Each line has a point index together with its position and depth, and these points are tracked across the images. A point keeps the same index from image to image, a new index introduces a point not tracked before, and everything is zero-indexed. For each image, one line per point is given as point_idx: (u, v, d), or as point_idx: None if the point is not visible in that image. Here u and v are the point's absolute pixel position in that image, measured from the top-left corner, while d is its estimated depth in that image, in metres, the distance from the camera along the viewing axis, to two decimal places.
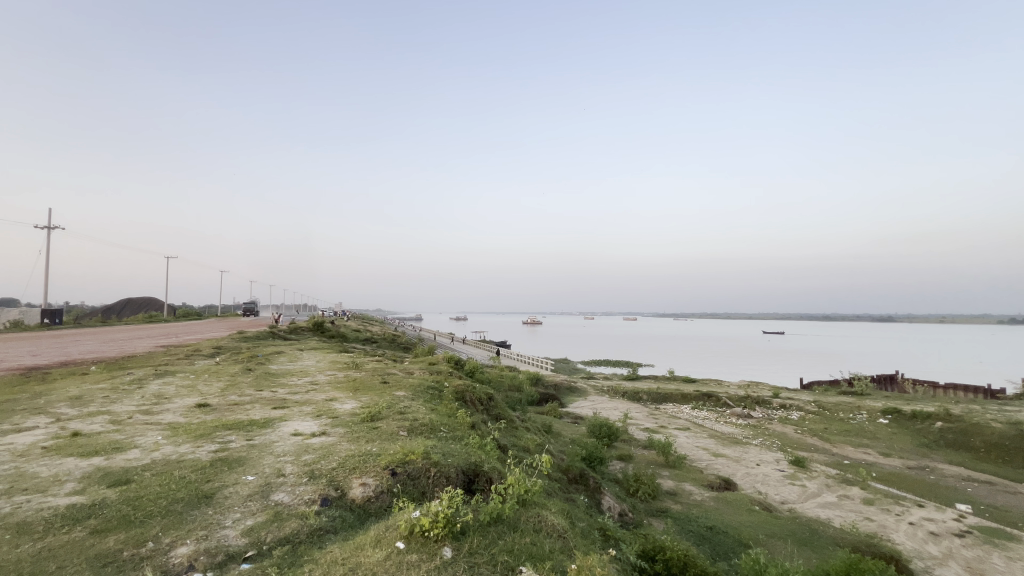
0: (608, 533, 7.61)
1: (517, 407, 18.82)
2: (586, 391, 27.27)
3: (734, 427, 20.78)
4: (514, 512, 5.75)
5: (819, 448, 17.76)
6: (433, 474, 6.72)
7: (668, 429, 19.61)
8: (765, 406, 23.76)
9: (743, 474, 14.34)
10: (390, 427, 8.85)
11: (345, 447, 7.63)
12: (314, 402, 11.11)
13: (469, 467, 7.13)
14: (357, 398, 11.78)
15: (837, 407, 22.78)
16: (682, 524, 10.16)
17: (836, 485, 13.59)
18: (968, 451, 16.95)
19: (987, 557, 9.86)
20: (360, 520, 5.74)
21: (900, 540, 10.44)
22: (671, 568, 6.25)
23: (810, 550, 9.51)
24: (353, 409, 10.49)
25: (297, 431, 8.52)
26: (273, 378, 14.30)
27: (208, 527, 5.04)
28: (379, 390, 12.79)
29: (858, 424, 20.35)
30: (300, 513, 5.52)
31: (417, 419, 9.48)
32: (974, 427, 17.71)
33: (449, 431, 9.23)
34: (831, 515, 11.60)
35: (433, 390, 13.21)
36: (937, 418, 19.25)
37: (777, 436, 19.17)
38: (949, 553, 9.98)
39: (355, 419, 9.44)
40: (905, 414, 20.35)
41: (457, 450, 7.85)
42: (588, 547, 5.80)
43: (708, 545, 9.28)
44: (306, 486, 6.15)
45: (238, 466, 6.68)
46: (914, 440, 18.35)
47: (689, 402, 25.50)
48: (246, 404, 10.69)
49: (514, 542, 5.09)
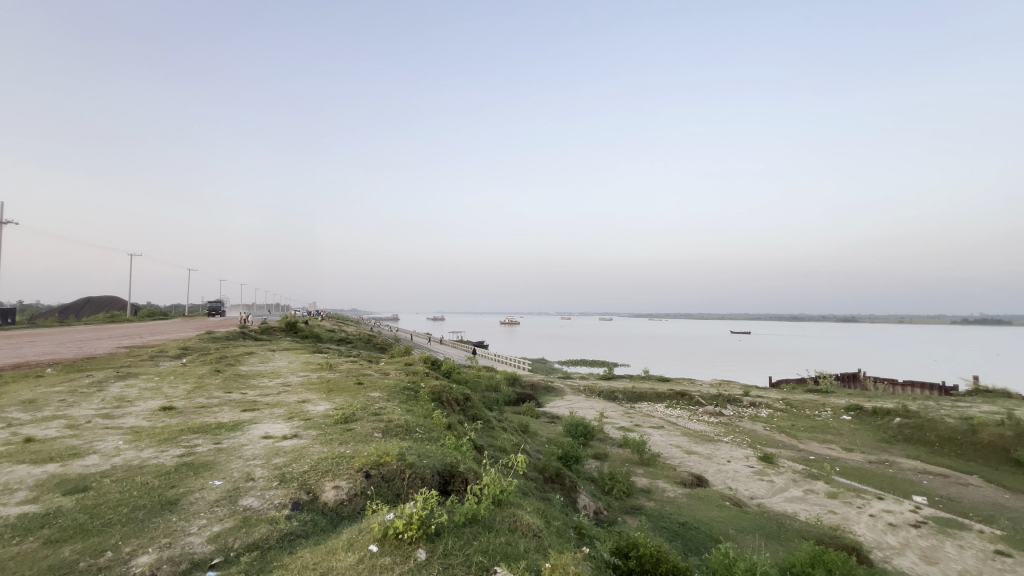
0: (582, 531, 7.69)
1: (494, 407, 18.85)
2: (563, 391, 27.46)
3: (706, 424, 21.30)
4: (489, 512, 5.75)
5: (786, 444, 18.35)
6: (408, 475, 6.66)
7: (643, 427, 19.95)
8: (736, 404, 24.45)
9: (714, 471, 14.71)
10: (365, 428, 8.74)
11: (317, 449, 7.50)
12: (286, 404, 10.86)
13: (444, 468, 7.10)
14: (331, 399, 11.58)
15: (803, 405, 23.62)
16: (655, 521, 10.35)
17: (802, 479, 14.07)
18: (923, 445, 17.80)
19: (940, 546, 10.35)
20: (333, 523, 5.64)
21: (861, 532, 10.89)
22: (643, 565, 6.33)
23: (777, 543, 9.82)
24: (326, 410, 10.30)
25: (267, 434, 8.32)
26: (242, 380, 13.92)
27: (171, 535, 4.87)
28: (353, 391, 12.60)
29: (823, 421, 21.14)
30: (270, 517, 5.39)
31: (392, 420, 9.38)
32: (930, 422, 18.60)
33: (425, 432, 9.18)
34: (797, 509, 12.00)
35: (409, 391, 13.11)
36: (896, 414, 20.15)
37: (747, 433, 19.70)
38: (906, 543, 10.45)
39: (327, 421, 9.28)
40: (867, 411, 21.22)
41: (433, 451, 7.81)
42: (562, 546, 5.83)
43: (680, 541, 9.48)
44: (276, 490, 6.01)
45: (204, 471, 6.48)
46: (874, 435, 19.16)
47: (663, 400, 26.00)
48: (214, 407, 10.36)
49: (489, 542, 5.09)
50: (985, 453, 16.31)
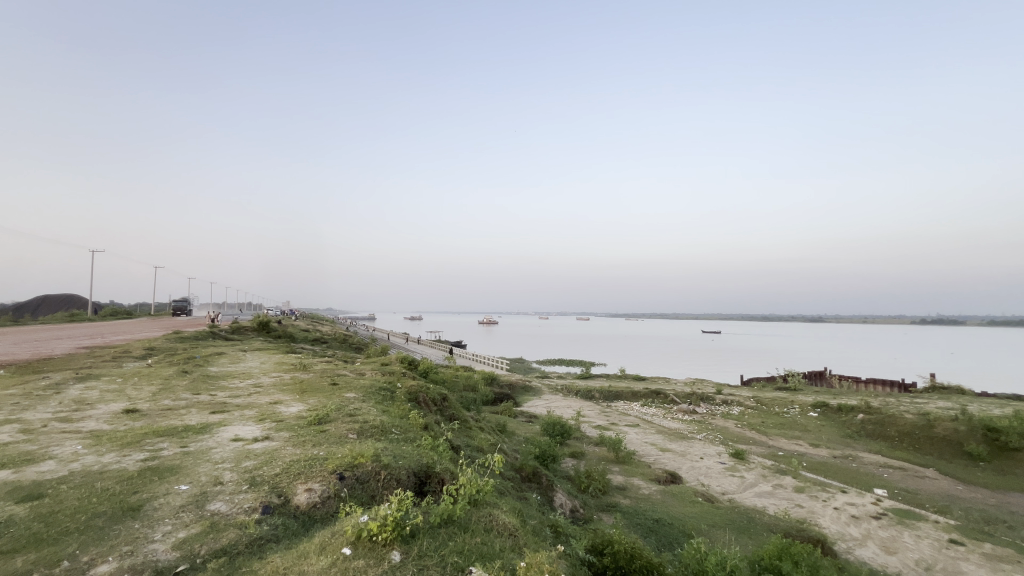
0: (559, 529, 7.74)
1: (472, 407, 18.80)
2: (541, 391, 27.58)
3: (680, 422, 21.70)
4: (465, 512, 5.73)
5: (757, 440, 18.88)
6: (383, 477, 6.57)
7: (619, 426, 20.23)
8: (709, 402, 25.03)
9: (688, 467, 15.01)
10: (339, 430, 8.59)
11: (289, 452, 7.34)
12: (257, 406, 10.59)
13: (421, 468, 7.05)
14: (305, 400, 11.34)
15: (772, 402, 24.33)
16: (629, 518, 10.50)
17: (771, 475, 14.51)
18: (884, 440, 18.57)
19: (899, 536, 10.82)
20: (305, 527, 5.54)
21: (826, 524, 11.30)
22: (618, 561, 6.39)
23: (747, 537, 10.09)
24: (299, 412, 10.09)
25: (237, 437, 8.09)
26: (211, 381, 13.49)
27: (134, 542, 4.69)
28: (328, 392, 12.37)
29: (791, 418, 21.83)
30: (239, 522, 5.25)
31: (367, 421, 9.24)
32: (890, 418, 19.42)
33: (401, 433, 9.08)
34: (766, 503, 12.37)
35: (385, 391, 12.97)
36: (859, 411, 20.97)
37: (720, 430, 20.18)
38: (867, 534, 10.89)
39: (301, 422, 9.09)
40: (832, 407, 22.01)
41: (409, 451, 7.74)
42: (538, 544, 5.87)
43: (654, 537, 9.65)
44: (246, 494, 5.86)
45: (170, 476, 6.26)
46: (839, 431, 19.89)
47: (639, 399, 26.40)
48: (181, 409, 10.03)
49: (464, 542, 5.08)
50: (940, 447, 17.14)
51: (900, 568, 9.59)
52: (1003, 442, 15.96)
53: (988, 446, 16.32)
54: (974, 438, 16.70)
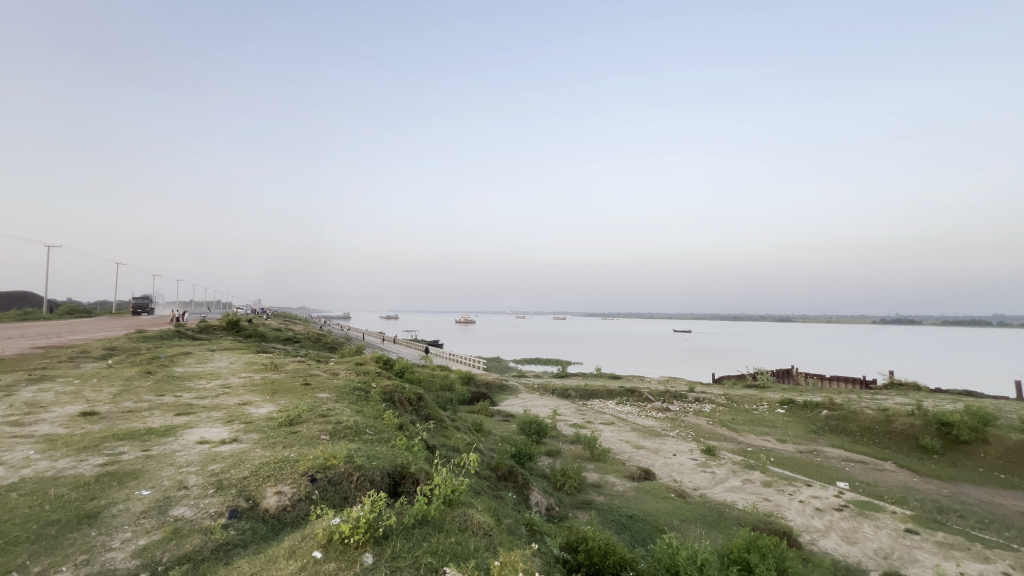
0: (534, 527, 7.78)
1: (448, 406, 18.69)
2: (518, 390, 27.62)
3: (654, 420, 22.08)
4: (440, 512, 5.69)
5: (727, 437, 19.36)
6: (356, 478, 6.47)
7: (595, 424, 20.46)
8: (682, 400, 25.56)
9: (661, 464, 15.30)
10: (311, 431, 8.41)
11: (259, 454, 7.14)
12: (226, 407, 10.27)
13: (395, 469, 6.96)
14: (275, 401, 11.07)
15: (742, 399, 25.00)
16: (604, 515, 10.63)
17: (741, 470, 14.91)
18: (847, 435, 19.34)
19: (859, 527, 11.29)
20: (274, 530, 5.41)
21: (792, 517, 11.69)
22: (592, 558, 6.45)
23: (717, 531, 10.35)
24: (269, 413, 9.81)
25: (203, 439, 7.83)
26: (176, 382, 13.00)
27: (90, 551, 4.48)
28: (300, 392, 12.07)
29: (760, 414, 22.52)
30: (204, 528, 5.08)
31: (340, 421, 9.07)
32: (852, 413, 20.23)
33: (375, 433, 8.95)
34: (736, 498, 12.71)
35: (359, 391, 12.76)
36: (824, 407, 21.77)
37: (692, 428, 20.60)
38: (830, 525, 11.33)
39: (271, 424, 8.85)
40: (798, 404, 22.76)
41: (383, 452, 7.64)
42: (512, 543, 5.87)
43: (628, 533, 9.80)
44: (212, 498, 5.67)
45: (130, 481, 6.01)
46: (805, 427, 20.60)
47: (614, 397, 26.75)
48: (144, 411, 9.64)
49: (439, 543, 5.04)
50: (897, 442, 17.95)
51: (860, 557, 9.99)
52: (955, 436, 16.83)
53: (941, 439, 17.17)
54: (929, 432, 17.55)
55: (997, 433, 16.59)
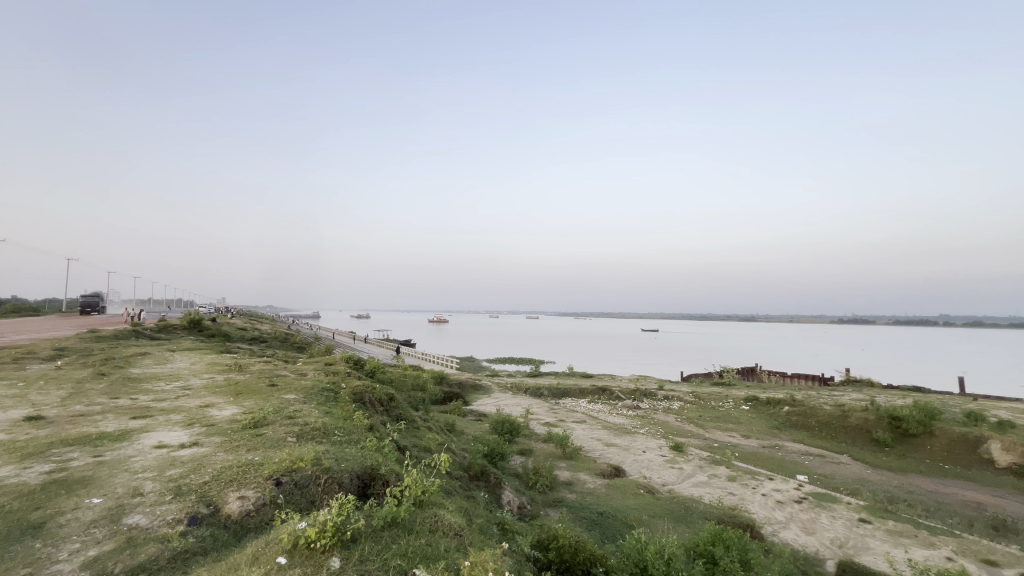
0: (506, 526, 7.79)
1: (420, 406, 18.52)
2: (491, 389, 27.56)
3: (624, 418, 22.43)
4: (410, 514, 5.63)
5: (695, 434, 19.86)
6: (324, 481, 6.33)
7: (567, 422, 20.64)
8: (651, 398, 26.08)
9: (631, 461, 15.58)
10: (277, 433, 8.19)
11: (222, 458, 6.89)
12: (185, 410, 9.86)
13: (364, 470, 6.86)
14: (239, 403, 10.70)
15: (709, 397, 25.73)
16: (576, 512, 10.75)
17: (707, 465, 15.33)
18: (806, 430, 20.16)
19: (817, 518, 11.79)
20: (237, 536, 5.23)
21: (755, 510, 12.11)
22: (563, 555, 6.50)
23: (684, 525, 10.62)
24: (232, 415, 9.46)
25: (161, 443, 7.50)
26: (133, 384, 12.40)
27: (34, 564, 4.23)
28: (266, 393, 11.71)
29: (725, 411, 23.23)
30: (160, 536, 4.87)
31: (308, 423, 8.85)
32: (811, 409, 21.10)
33: (344, 434, 8.77)
34: (702, 493, 13.06)
35: (328, 392, 12.49)
36: (785, 403, 22.62)
37: (661, 425, 21.04)
38: (790, 517, 11.78)
39: (234, 426, 8.56)
40: (762, 401, 23.59)
41: (352, 454, 7.50)
42: (484, 543, 5.87)
43: (598, 530, 9.95)
44: (169, 505, 5.44)
45: (80, 489, 5.70)
46: (768, 423, 21.36)
47: (586, 396, 27.06)
48: (96, 415, 9.15)
49: (409, 544, 4.98)
50: (852, 436, 18.83)
51: (818, 547, 10.43)
52: (905, 429, 17.78)
53: (892, 433, 18.10)
54: (881, 426, 18.48)
55: (942, 426, 17.62)
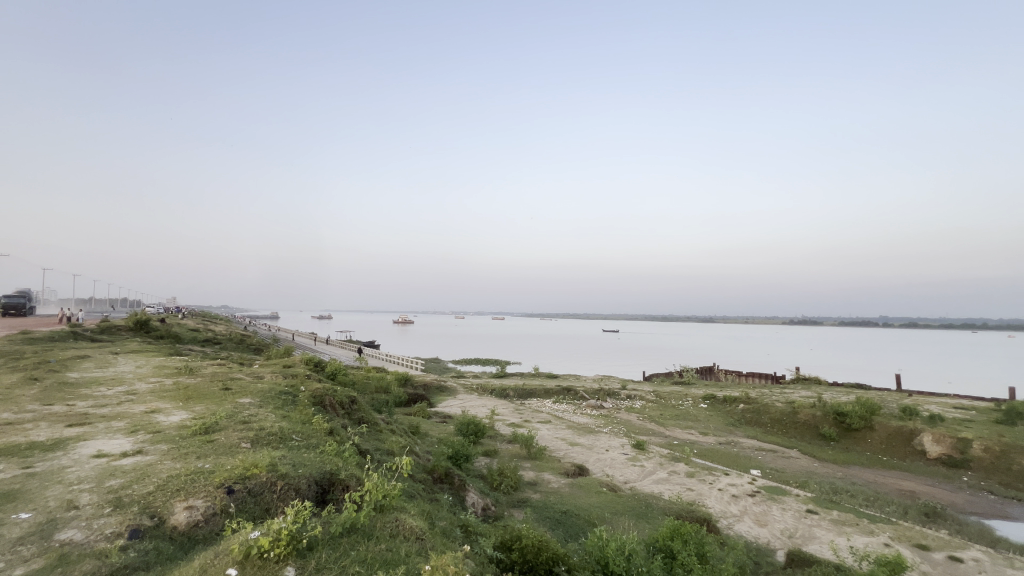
0: (469, 529, 7.76)
1: (383, 408, 18.19)
2: (456, 391, 27.38)
3: (588, 417, 22.78)
4: (370, 519, 5.51)
5: (656, 431, 20.40)
6: (280, 488, 6.09)
7: (532, 423, 20.75)
8: (615, 397, 26.62)
9: (595, 460, 15.83)
10: (230, 439, 7.84)
11: (168, 466, 6.53)
12: (129, 416, 9.27)
13: (323, 476, 6.66)
14: (189, 408, 10.18)
15: (669, 396, 26.48)
16: (540, 512, 10.81)
17: (667, 462, 15.77)
18: (759, 426, 21.08)
19: (769, 510, 12.33)
20: (183, 549, 4.96)
21: (712, 504, 12.55)
22: (525, 555, 6.52)
23: (644, 521, 10.88)
24: (181, 421, 9.00)
25: (100, 452, 7.03)
26: (69, 389, 11.57)
27: None
28: (218, 397, 11.20)
29: (685, 409, 23.99)
30: (97, 552, 4.56)
31: (263, 428, 8.51)
32: (764, 407, 22.07)
33: (302, 439, 8.49)
34: (662, 489, 13.44)
35: (286, 396, 12.05)
36: (740, 401, 23.57)
37: (624, 424, 21.50)
38: (744, 510, 12.28)
39: (183, 432, 8.13)
40: (719, 399, 24.51)
41: (310, 458, 7.26)
42: (445, 546, 5.81)
43: (561, 529, 10.05)
44: (109, 517, 5.12)
45: (6, 503, 5.27)
46: (724, 420, 22.19)
47: (551, 396, 27.32)
48: (27, 423, 8.47)
49: (368, 551, 4.87)
50: (801, 431, 19.83)
51: (769, 538, 10.92)
52: (848, 424, 18.88)
53: (837, 428, 19.17)
54: (827, 421, 19.55)
55: (881, 420, 18.83)
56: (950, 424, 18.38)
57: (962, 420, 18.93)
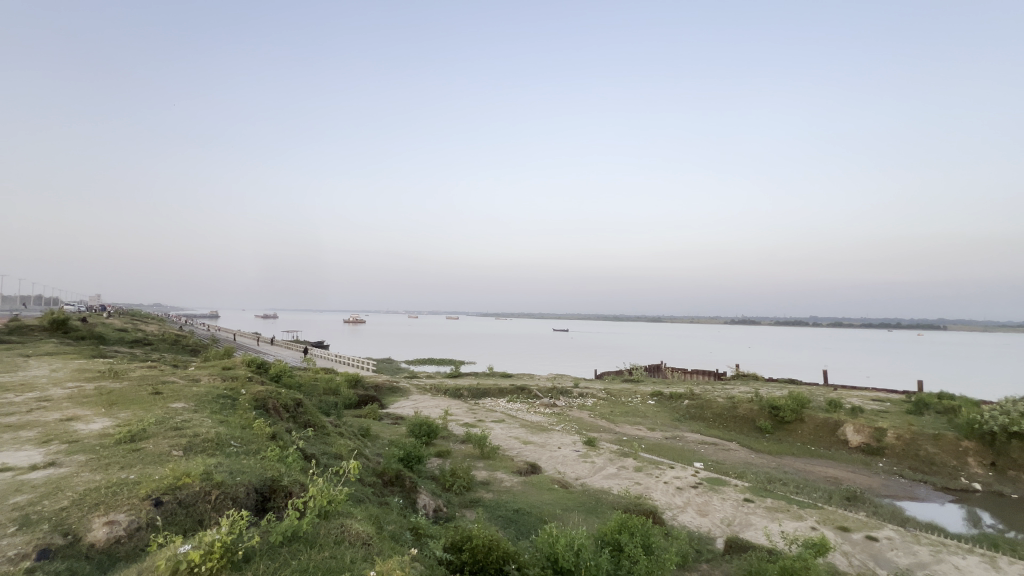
0: (419, 531, 7.65)
1: (332, 411, 17.58)
2: (409, 391, 26.88)
3: (541, 415, 23.06)
4: (313, 526, 5.30)
5: (607, 428, 20.92)
6: (215, 497, 5.76)
7: (486, 422, 20.74)
8: (567, 395, 27.08)
9: (547, 457, 16.04)
10: (160, 446, 7.31)
11: (86, 479, 5.99)
12: (40, 425, 8.42)
13: (263, 483, 6.35)
14: (113, 415, 9.38)
15: (620, 393, 27.22)
16: (492, 511, 10.82)
17: (616, 458, 16.23)
18: (702, 421, 22.15)
19: (710, 500, 12.98)
20: (101, 568, 4.56)
21: (658, 497, 13.05)
22: (476, 556, 6.50)
23: (594, 516, 11.14)
24: (102, 429, 8.27)
25: (4, 466, 6.33)
26: None
27: None
28: (146, 403, 10.38)
29: (633, 406, 24.81)
30: None
31: (198, 434, 7.98)
32: (707, 402, 23.19)
33: (242, 444, 8.04)
34: (611, 484, 13.83)
35: (224, 399, 11.37)
36: (685, 397, 24.64)
37: (576, 421, 21.92)
38: (688, 501, 12.86)
39: (104, 441, 7.49)
40: (666, 396, 25.51)
41: (249, 465, 6.89)
42: (393, 551, 5.68)
43: (513, 527, 10.12)
44: (13, 538, 4.62)
45: None
46: (670, 416, 23.10)
47: (505, 395, 27.41)
48: None
49: (310, 559, 4.69)
50: (740, 425, 21.00)
51: (709, 527, 11.47)
52: (782, 417, 20.17)
53: (772, 420, 20.45)
54: (763, 414, 20.81)
55: (810, 413, 20.25)
56: (870, 415, 20.04)
57: (879, 411, 20.70)
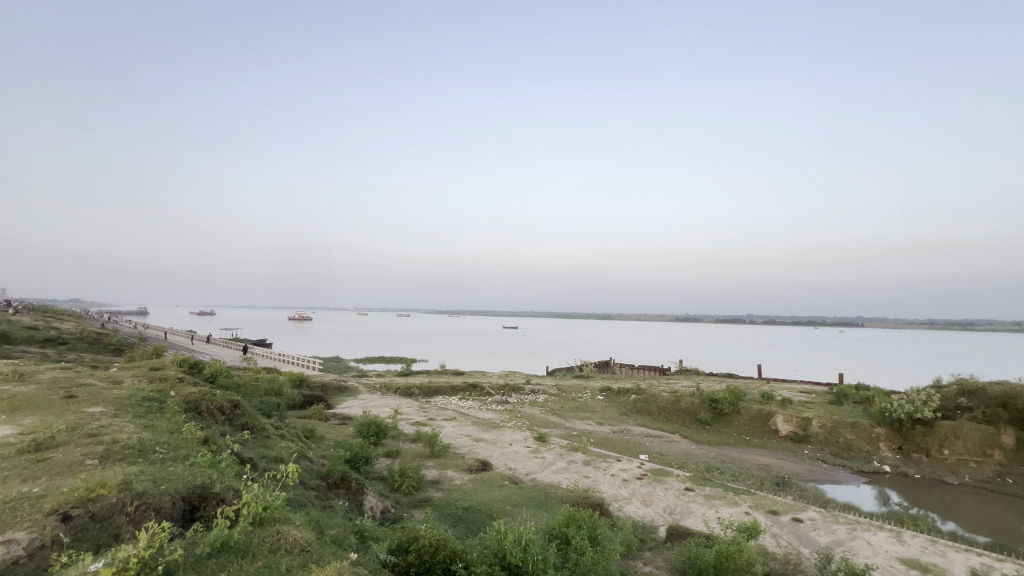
0: (364, 534, 7.45)
1: (273, 411, 16.75)
2: (357, 391, 26.08)
3: (493, 413, 23.07)
4: (246, 535, 5.02)
5: (557, 424, 21.26)
6: (135, 509, 5.32)
7: (437, 421, 20.47)
8: (519, 392, 27.28)
9: (498, 454, 16.08)
10: (71, 455, 6.66)
11: None
12: None
13: (192, 492, 5.94)
14: (16, 421, 8.46)
15: (570, 389, 27.75)
16: (441, 510, 10.71)
17: (566, 452, 16.54)
18: (648, 414, 23.00)
19: (653, 490, 13.53)
20: None
21: (605, 489, 13.43)
22: (422, 556, 6.39)
23: (543, 510, 11.31)
24: (2, 438, 7.43)
25: None
26: None
27: None
28: (58, 408, 9.44)
29: (583, 401, 25.36)
30: None
31: (118, 441, 7.34)
32: (653, 396, 24.09)
33: (168, 450, 7.48)
34: (561, 478, 14.08)
35: (150, 403, 10.52)
36: (632, 392, 25.44)
37: (527, 417, 22.12)
38: (633, 492, 13.32)
39: (5, 451, 6.73)
40: (614, 391, 26.24)
41: (176, 472, 6.42)
42: (333, 556, 5.47)
43: (462, 525, 10.05)
44: None
45: None
46: (618, 410, 23.79)
47: (457, 393, 27.19)
48: None
49: (240, 570, 4.44)
50: (683, 418, 21.97)
51: (653, 516, 11.93)
52: (720, 409, 21.29)
53: (711, 412, 21.56)
54: (703, 407, 21.89)
55: (746, 405, 21.48)
56: (798, 406, 21.56)
57: (807, 403, 22.30)
